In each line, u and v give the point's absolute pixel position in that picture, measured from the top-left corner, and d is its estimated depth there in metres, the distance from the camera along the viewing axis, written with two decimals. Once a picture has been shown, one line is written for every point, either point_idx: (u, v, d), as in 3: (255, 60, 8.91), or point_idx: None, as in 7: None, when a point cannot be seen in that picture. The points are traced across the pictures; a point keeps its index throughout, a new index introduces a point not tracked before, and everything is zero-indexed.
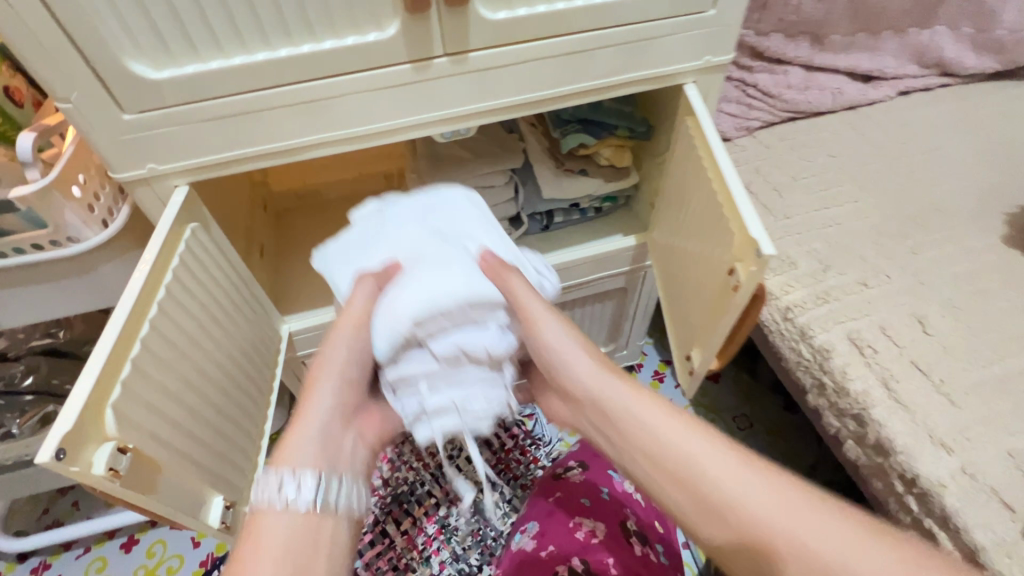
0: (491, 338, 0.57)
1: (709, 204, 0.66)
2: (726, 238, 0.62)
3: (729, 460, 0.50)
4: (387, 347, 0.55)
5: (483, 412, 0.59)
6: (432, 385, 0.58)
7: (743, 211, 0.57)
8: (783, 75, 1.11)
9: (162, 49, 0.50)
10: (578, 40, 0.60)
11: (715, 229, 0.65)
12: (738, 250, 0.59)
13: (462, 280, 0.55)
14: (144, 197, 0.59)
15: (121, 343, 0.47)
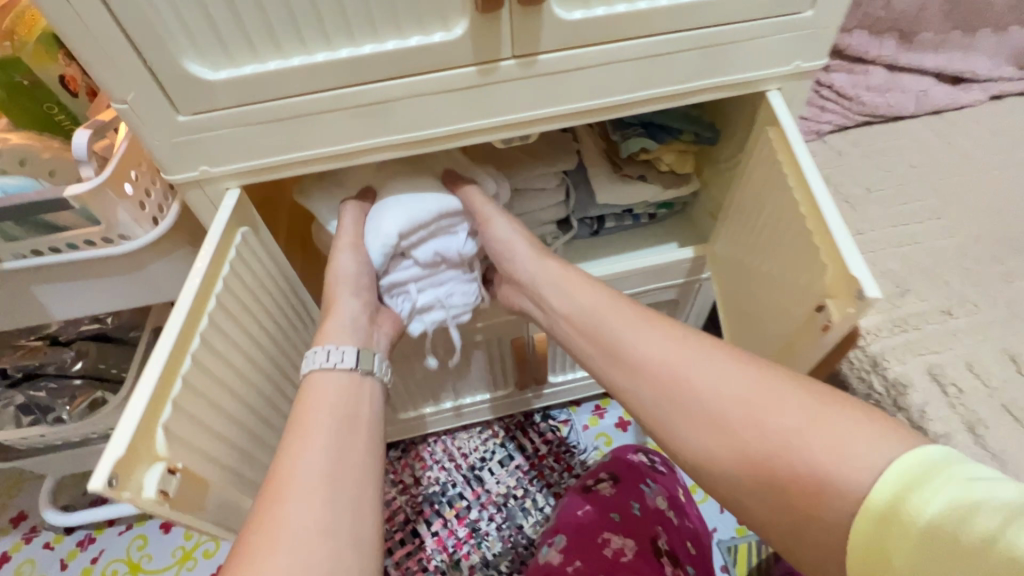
0: (460, 243, 0.72)
1: (796, 228, 0.61)
2: (817, 270, 0.57)
3: (719, 375, 0.52)
4: (379, 258, 0.68)
5: (461, 304, 0.75)
6: (418, 285, 0.73)
7: (844, 247, 0.52)
8: (862, 75, 1.03)
9: (220, 48, 0.47)
10: (658, 42, 0.55)
11: (802, 258, 0.60)
12: (833, 286, 0.54)
13: (437, 199, 0.68)
14: (194, 199, 0.57)
15: (172, 358, 0.46)
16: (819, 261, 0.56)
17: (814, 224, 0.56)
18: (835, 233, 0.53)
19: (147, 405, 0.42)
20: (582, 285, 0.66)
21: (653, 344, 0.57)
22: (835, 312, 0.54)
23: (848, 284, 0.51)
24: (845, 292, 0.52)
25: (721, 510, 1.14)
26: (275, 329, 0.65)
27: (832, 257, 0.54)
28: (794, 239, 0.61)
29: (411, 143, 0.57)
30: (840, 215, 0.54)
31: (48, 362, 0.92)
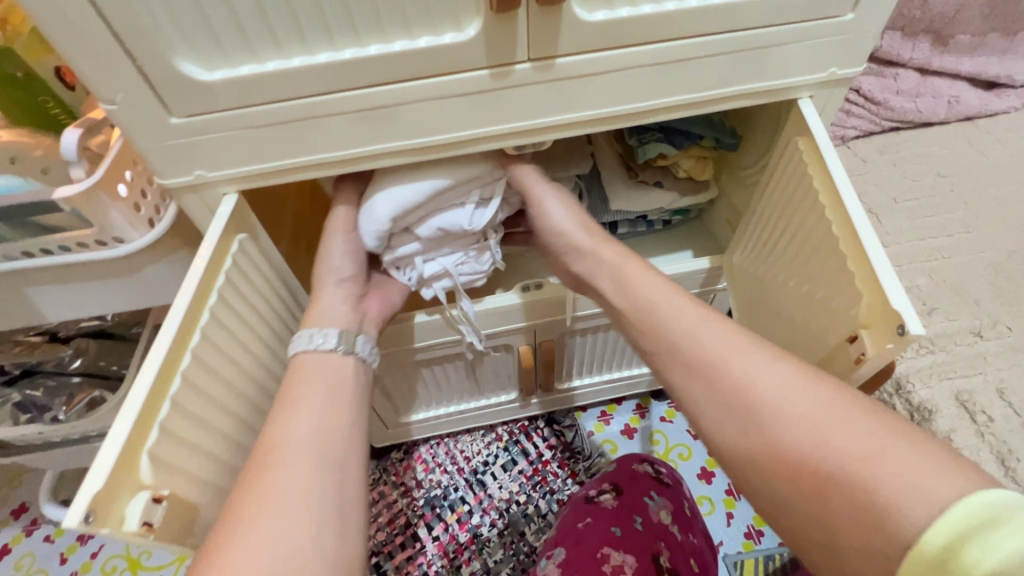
0: (467, 215, 0.64)
1: (828, 252, 0.57)
2: (851, 299, 0.54)
3: (780, 374, 0.49)
4: (375, 241, 0.63)
5: (474, 271, 0.70)
6: (426, 257, 0.68)
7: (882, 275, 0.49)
8: (891, 79, 1.00)
9: (215, 47, 0.44)
10: (685, 46, 0.51)
11: (833, 280, 0.57)
12: (870, 317, 0.51)
13: (433, 174, 0.60)
14: (189, 203, 0.54)
15: (160, 379, 0.44)
16: (855, 289, 0.53)
17: (851, 250, 0.53)
18: (875, 262, 0.50)
19: (131, 433, 0.40)
20: (640, 274, 0.61)
21: (713, 344, 0.53)
22: (871, 345, 0.51)
23: (888, 317, 0.49)
24: (884, 325, 0.49)
25: (727, 523, 1.12)
26: (272, 338, 0.62)
27: (871, 287, 0.51)
28: (825, 263, 0.58)
29: (419, 149, 0.54)
30: (881, 243, 0.51)
31: (47, 359, 0.90)
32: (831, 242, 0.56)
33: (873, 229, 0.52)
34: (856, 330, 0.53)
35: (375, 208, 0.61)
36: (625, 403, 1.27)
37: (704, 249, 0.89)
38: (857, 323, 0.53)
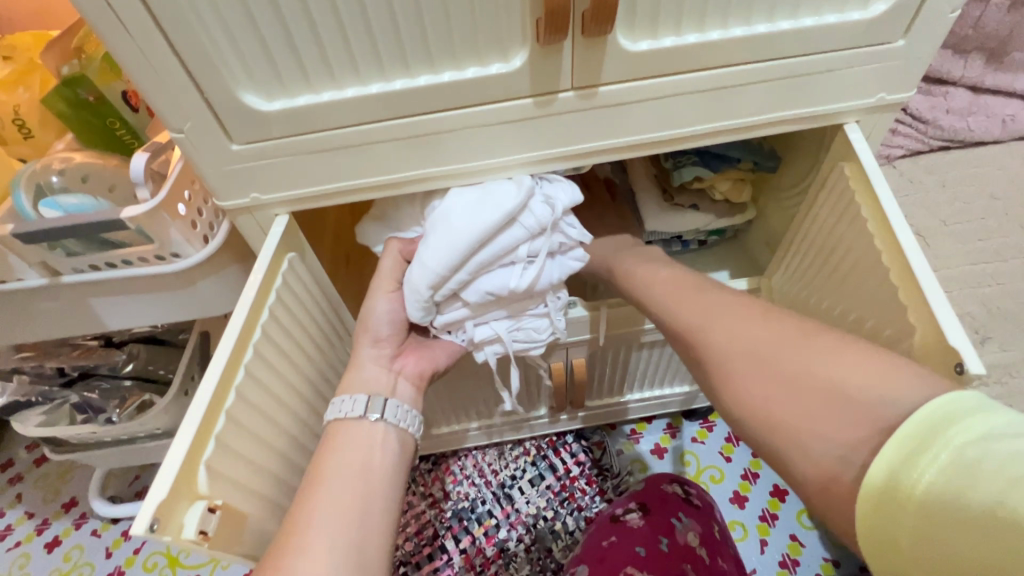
0: (514, 276, 0.57)
1: (878, 281, 0.56)
2: (903, 332, 0.52)
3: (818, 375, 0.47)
4: (420, 312, 0.59)
5: (530, 339, 0.65)
6: (476, 321, 0.63)
7: (937, 308, 0.48)
8: (941, 97, 0.97)
9: (276, 80, 0.47)
10: (729, 73, 0.51)
11: (884, 312, 0.56)
12: (924, 352, 0.50)
13: (464, 230, 0.53)
14: (244, 223, 0.57)
15: (217, 393, 0.46)
16: (907, 323, 0.52)
17: (903, 283, 0.52)
18: (930, 297, 0.49)
19: (190, 445, 0.43)
20: (686, 293, 0.61)
21: (758, 348, 0.52)
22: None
23: (943, 355, 0.47)
24: (938, 362, 0.48)
25: (761, 551, 1.08)
26: (316, 352, 0.64)
27: (924, 322, 0.49)
28: (874, 292, 0.57)
29: (459, 174, 0.55)
30: (934, 276, 0.49)
31: (101, 363, 0.94)
32: (881, 273, 0.55)
33: (926, 260, 0.50)
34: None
35: (412, 276, 0.56)
36: (655, 422, 1.25)
37: (741, 269, 0.88)
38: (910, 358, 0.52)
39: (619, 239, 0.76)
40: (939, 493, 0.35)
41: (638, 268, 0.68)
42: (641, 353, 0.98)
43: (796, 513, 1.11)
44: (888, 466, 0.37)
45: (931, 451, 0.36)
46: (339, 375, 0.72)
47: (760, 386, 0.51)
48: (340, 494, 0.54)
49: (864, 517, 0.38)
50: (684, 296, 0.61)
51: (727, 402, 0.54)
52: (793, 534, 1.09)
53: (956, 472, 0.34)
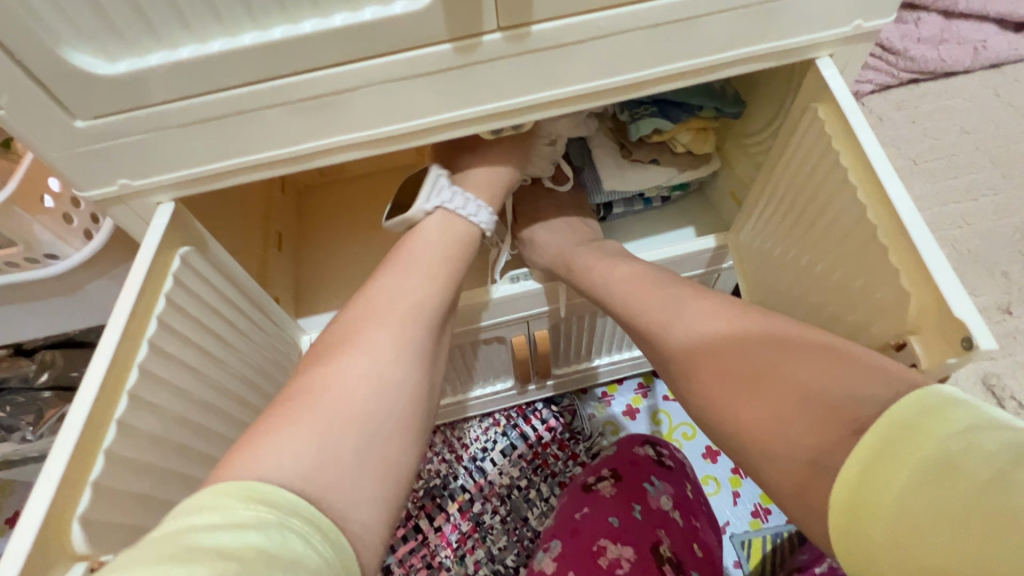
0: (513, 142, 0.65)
1: (861, 240, 0.51)
2: (894, 296, 0.48)
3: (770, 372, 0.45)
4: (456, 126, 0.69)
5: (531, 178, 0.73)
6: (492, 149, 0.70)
7: (939, 276, 0.43)
8: (913, 25, 0.91)
9: (114, 36, 0.36)
10: (688, 3, 0.43)
11: (868, 275, 0.51)
12: (920, 320, 0.46)
13: None
14: (118, 216, 0.47)
15: (88, 432, 0.38)
16: (899, 288, 0.47)
17: (893, 243, 0.47)
18: (928, 263, 0.44)
19: (54, 500, 0.36)
20: (645, 292, 0.58)
21: (720, 340, 0.49)
22: (923, 354, 0.46)
23: (948, 328, 0.43)
24: (941, 334, 0.44)
25: (734, 502, 1.09)
26: (234, 358, 0.56)
27: (921, 287, 0.45)
28: (857, 251, 0.52)
29: (382, 141, 0.47)
30: (932, 237, 0.44)
31: (10, 376, 0.85)
32: (866, 231, 0.50)
33: (920, 219, 0.45)
34: (902, 337, 0.48)
35: None
36: (626, 383, 1.22)
37: (708, 225, 0.82)
38: (902, 328, 0.48)
39: (575, 235, 0.73)
40: (917, 489, 0.33)
41: (596, 266, 0.65)
42: (588, 322, 0.92)
43: None
44: (865, 461, 0.36)
45: (913, 443, 0.34)
46: (270, 374, 0.64)
47: (730, 375, 0.47)
48: (419, 287, 0.54)
49: (838, 527, 0.37)
50: (645, 292, 0.58)
51: (689, 399, 0.50)
52: None
53: (932, 473, 0.33)
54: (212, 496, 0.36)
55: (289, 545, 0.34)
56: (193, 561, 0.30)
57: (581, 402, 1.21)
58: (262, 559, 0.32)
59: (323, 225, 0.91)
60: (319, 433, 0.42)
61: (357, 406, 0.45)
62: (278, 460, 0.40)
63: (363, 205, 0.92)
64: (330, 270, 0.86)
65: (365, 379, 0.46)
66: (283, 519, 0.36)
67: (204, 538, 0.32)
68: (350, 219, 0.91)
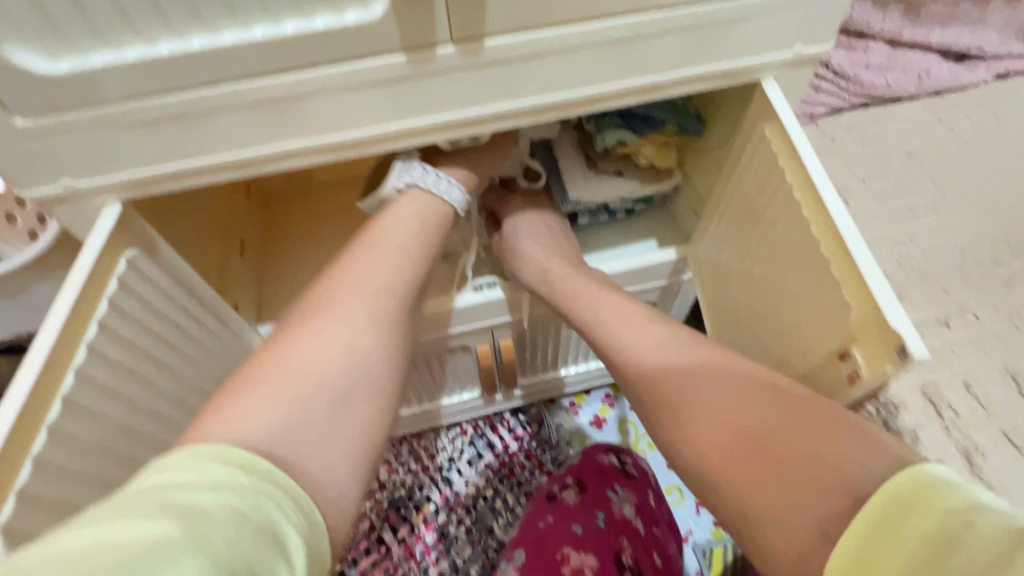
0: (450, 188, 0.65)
1: (806, 254, 0.53)
2: (836, 309, 0.50)
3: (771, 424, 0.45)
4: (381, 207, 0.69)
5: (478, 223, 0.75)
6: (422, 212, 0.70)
7: (876, 288, 0.46)
8: (862, 53, 0.96)
9: (55, 35, 0.36)
10: (637, 24, 0.45)
11: (813, 289, 0.53)
12: (860, 332, 0.48)
13: None
14: (62, 217, 0.46)
15: (15, 437, 0.37)
16: (841, 300, 0.49)
17: (835, 256, 0.49)
18: (868, 276, 0.46)
19: None
20: (635, 329, 0.58)
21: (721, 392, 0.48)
22: (865, 364, 0.48)
23: (886, 337, 0.45)
24: (881, 344, 0.46)
25: (696, 512, 1.10)
26: (185, 364, 0.55)
27: (862, 301, 0.47)
28: (803, 265, 0.54)
29: (339, 149, 0.47)
30: (869, 252, 0.47)
31: None
32: (811, 245, 0.52)
33: (861, 234, 0.48)
34: (845, 346, 0.50)
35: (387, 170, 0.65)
36: (594, 393, 1.23)
37: (669, 238, 0.84)
38: (846, 338, 0.50)
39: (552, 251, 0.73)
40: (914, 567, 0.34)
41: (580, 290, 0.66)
42: (551, 332, 0.93)
43: None
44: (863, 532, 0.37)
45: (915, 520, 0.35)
46: (224, 380, 0.63)
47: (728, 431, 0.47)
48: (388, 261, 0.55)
49: None
50: (637, 330, 0.58)
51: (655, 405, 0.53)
52: None
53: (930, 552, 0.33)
54: (191, 456, 0.36)
55: (263, 509, 0.35)
56: (163, 518, 0.31)
57: (549, 410, 1.22)
58: (234, 519, 0.33)
59: (287, 231, 0.91)
60: (285, 400, 0.43)
61: (327, 374, 0.46)
62: (245, 418, 0.41)
63: (328, 212, 0.92)
64: (294, 276, 0.86)
65: (335, 349, 0.48)
66: (257, 483, 0.36)
67: (178, 494, 0.33)
68: (315, 225, 0.91)
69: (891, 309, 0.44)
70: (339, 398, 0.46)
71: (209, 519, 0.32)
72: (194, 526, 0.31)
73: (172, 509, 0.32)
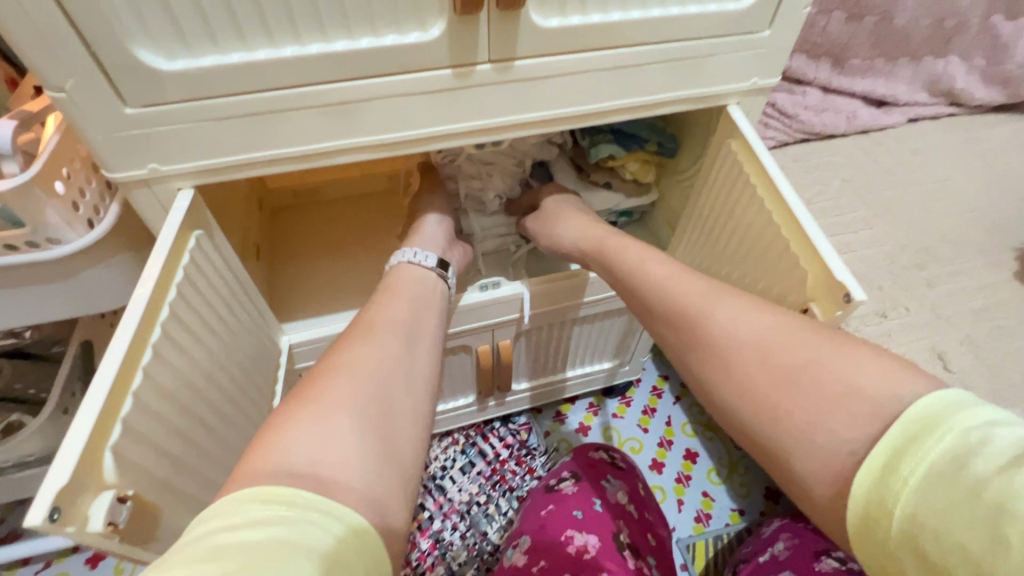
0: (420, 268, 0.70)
1: (769, 236, 0.64)
2: (795, 277, 0.60)
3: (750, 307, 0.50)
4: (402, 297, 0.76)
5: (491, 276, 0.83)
6: None
7: (824, 252, 0.56)
8: (800, 96, 1.13)
9: (178, 39, 0.44)
10: (633, 53, 0.56)
11: (775, 264, 0.64)
12: (815, 291, 0.58)
13: None
14: (140, 199, 0.53)
15: (121, 375, 0.41)
16: (798, 269, 0.60)
17: (792, 234, 0.60)
18: (817, 244, 0.57)
19: (91, 427, 0.38)
20: (620, 245, 0.67)
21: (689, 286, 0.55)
22: (820, 315, 0.57)
23: (833, 289, 0.55)
24: (829, 296, 0.56)
25: (679, 509, 1.17)
26: (233, 341, 0.60)
27: (815, 265, 0.57)
28: (768, 245, 0.65)
29: (385, 145, 0.56)
30: (818, 226, 0.58)
31: None
32: (774, 229, 0.63)
33: (811, 214, 0.59)
34: (805, 304, 0.59)
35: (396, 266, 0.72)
36: (579, 402, 1.31)
37: None
38: (804, 297, 0.59)
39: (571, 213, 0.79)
40: (922, 504, 0.33)
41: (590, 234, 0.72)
42: (545, 334, 1.01)
43: (706, 472, 1.21)
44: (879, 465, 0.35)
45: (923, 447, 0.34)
46: (259, 362, 0.67)
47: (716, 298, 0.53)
48: (392, 309, 0.59)
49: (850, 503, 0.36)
50: (629, 248, 0.65)
51: (667, 341, 0.55)
52: (705, 491, 1.19)
53: (941, 482, 0.32)
54: (239, 500, 0.37)
55: (309, 534, 0.35)
56: (217, 559, 0.31)
57: (535, 418, 1.28)
58: (279, 549, 0.33)
59: (298, 240, 0.97)
60: (319, 425, 0.44)
61: (358, 390, 0.48)
62: (286, 451, 0.41)
63: (337, 224, 0.99)
64: (306, 282, 0.91)
65: (361, 373, 0.49)
66: (300, 514, 0.36)
67: (226, 538, 0.33)
68: (325, 235, 0.97)
69: (834, 264, 0.54)
70: (382, 403, 0.48)
71: (257, 552, 0.32)
72: (246, 563, 0.31)
73: (224, 552, 0.32)
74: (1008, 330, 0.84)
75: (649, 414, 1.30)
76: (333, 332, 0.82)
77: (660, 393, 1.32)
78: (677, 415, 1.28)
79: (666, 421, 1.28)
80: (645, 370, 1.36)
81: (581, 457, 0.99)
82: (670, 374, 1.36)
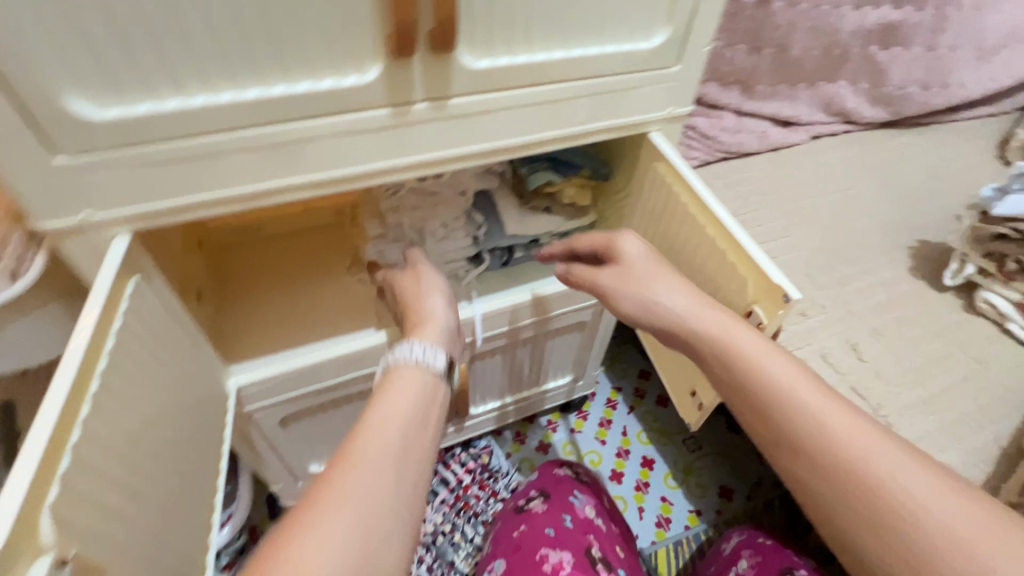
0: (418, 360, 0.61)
1: (706, 248, 0.70)
2: (736, 284, 0.66)
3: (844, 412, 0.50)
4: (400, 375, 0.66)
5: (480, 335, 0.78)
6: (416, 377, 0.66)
7: (760, 259, 0.62)
8: (718, 119, 1.22)
9: (111, 88, 0.44)
10: (561, 89, 0.61)
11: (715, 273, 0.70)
12: (755, 296, 0.63)
13: None
14: (72, 247, 0.51)
15: (57, 430, 0.40)
16: (738, 276, 0.65)
17: (729, 245, 0.66)
18: (753, 253, 0.63)
19: (28, 487, 0.37)
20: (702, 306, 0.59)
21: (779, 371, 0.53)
22: (765, 317, 0.63)
23: (772, 292, 0.61)
24: (770, 298, 0.62)
25: (640, 516, 1.21)
26: (176, 387, 0.58)
27: (754, 272, 0.63)
28: (705, 257, 0.71)
29: (329, 182, 0.57)
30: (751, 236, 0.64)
31: None
32: (710, 242, 0.69)
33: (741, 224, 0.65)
34: (748, 307, 0.65)
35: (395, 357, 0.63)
36: (538, 421, 1.33)
37: None
38: (747, 302, 0.65)
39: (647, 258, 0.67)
40: None
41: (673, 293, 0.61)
42: (500, 357, 1.04)
43: (662, 477, 1.26)
44: None
45: None
46: (206, 407, 0.65)
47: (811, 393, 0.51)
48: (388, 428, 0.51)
49: None
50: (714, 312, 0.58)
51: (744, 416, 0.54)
52: (663, 495, 1.23)
53: None
54: None
55: None
56: None
57: (495, 440, 1.29)
58: None
59: (242, 278, 0.95)
60: None
61: (336, 555, 0.41)
62: None
63: (283, 259, 0.98)
64: (253, 321, 0.89)
65: (336, 530, 0.43)
66: None
67: None
68: (271, 272, 0.96)
69: (771, 270, 0.60)
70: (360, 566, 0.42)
71: None
72: None
73: None
74: (909, 320, 0.94)
75: (606, 426, 1.34)
76: (285, 370, 0.81)
77: (614, 405, 1.36)
78: (632, 424, 1.32)
79: (622, 431, 1.32)
80: (599, 384, 1.40)
81: (550, 474, 1.01)
82: (623, 385, 1.41)
